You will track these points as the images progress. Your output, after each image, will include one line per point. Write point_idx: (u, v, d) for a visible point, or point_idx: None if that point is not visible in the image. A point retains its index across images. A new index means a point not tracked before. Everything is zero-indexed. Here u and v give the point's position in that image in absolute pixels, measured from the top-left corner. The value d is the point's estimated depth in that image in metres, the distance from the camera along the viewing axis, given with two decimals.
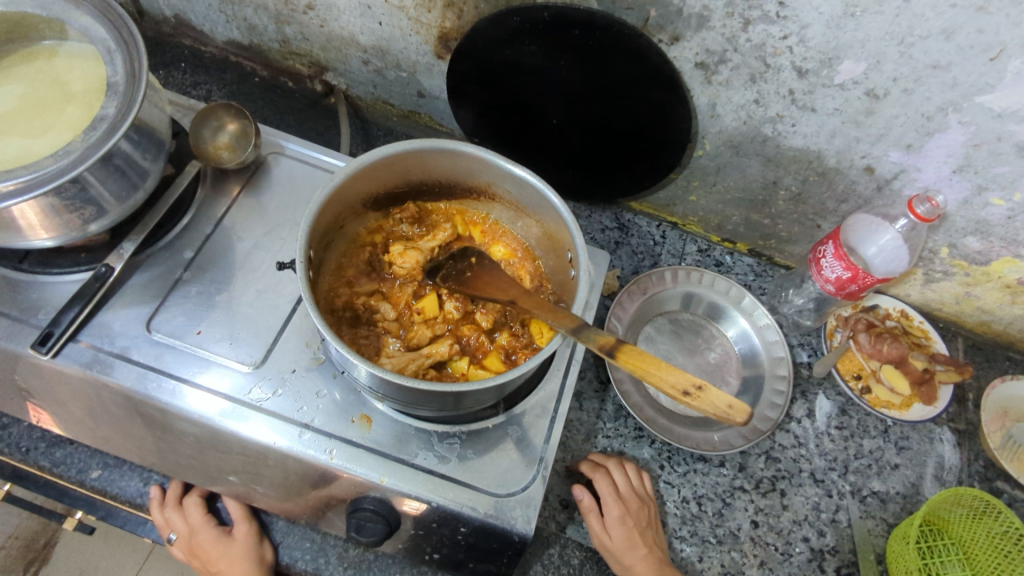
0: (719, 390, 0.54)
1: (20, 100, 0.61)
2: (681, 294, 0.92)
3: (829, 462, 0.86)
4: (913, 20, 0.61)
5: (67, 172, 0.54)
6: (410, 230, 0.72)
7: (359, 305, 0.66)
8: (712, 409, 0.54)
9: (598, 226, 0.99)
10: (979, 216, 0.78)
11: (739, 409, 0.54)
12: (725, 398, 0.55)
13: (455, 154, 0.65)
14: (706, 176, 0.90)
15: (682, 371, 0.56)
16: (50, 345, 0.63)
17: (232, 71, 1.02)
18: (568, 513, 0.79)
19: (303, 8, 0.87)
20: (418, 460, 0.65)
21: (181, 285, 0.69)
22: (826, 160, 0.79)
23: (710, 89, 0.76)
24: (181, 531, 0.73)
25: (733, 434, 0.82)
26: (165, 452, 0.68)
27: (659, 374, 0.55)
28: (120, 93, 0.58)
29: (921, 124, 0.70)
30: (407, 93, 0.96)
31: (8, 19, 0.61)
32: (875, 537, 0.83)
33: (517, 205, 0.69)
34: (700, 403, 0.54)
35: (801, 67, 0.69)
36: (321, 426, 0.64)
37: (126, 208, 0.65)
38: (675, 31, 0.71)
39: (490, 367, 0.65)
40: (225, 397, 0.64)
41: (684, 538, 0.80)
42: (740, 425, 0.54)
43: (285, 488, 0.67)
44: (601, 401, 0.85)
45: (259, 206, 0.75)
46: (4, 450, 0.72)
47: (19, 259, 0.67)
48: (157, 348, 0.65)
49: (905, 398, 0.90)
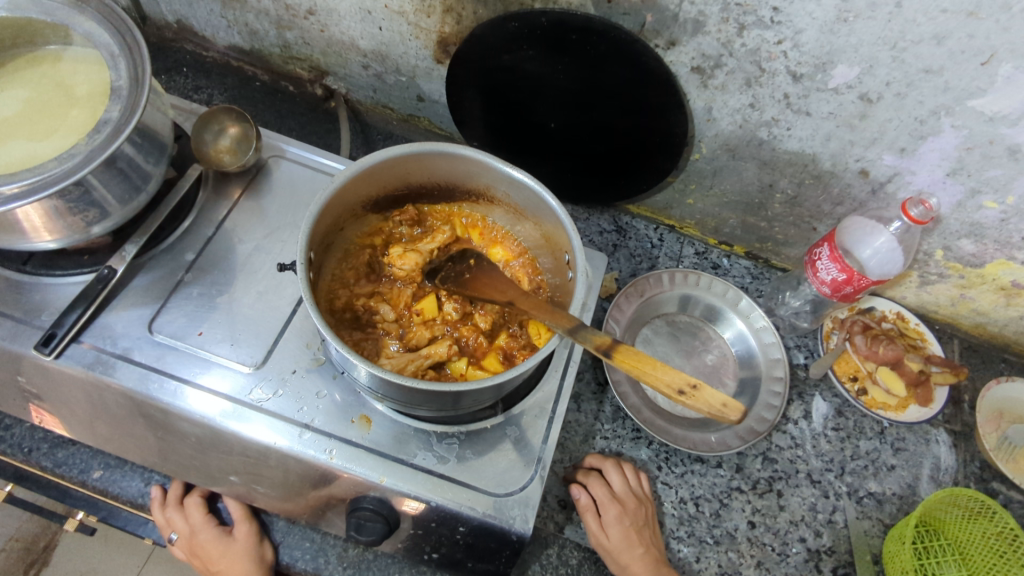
0: (714, 389, 0.55)
1: (25, 104, 0.62)
2: (678, 296, 0.92)
3: (826, 463, 0.87)
4: (905, 25, 0.62)
5: (72, 174, 0.55)
6: (409, 233, 0.73)
7: (359, 306, 0.67)
8: (708, 407, 0.55)
9: (597, 229, 1.00)
10: (973, 219, 0.79)
11: (733, 408, 0.55)
12: (720, 396, 0.56)
13: (454, 157, 0.65)
14: (703, 179, 0.90)
15: (677, 370, 0.56)
16: (53, 346, 0.63)
17: (233, 75, 1.03)
18: (566, 513, 0.79)
19: (304, 14, 0.88)
20: (418, 460, 0.65)
21: (183, 287, 0.70)
22: (821, 163, 0.80)
23: (706, 93, 0.77)
24: (182, 531, 0.74)
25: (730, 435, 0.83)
26: (167, 452, 0.68)
27: (655, 373, 0.56)
28: (124, 97, 0.59)
29: (915, 127, 0.71)
30: (407, 97, 0.97)
31: (14, 24, 0.62)
32: (872, 537, 0.83)
33: (516, 207, 0.70)
34: (695, 402, 0.55)
35: (795, 72, 0.70)
36: (321, 426, 0.65)
37: (129, 210, 0.66)
38: (672, 35, 0.72)
39: (489, 368, 0.65)
40: (227, 397, 0.64)
41: (682, 538, 0.81)
42: (734, 422, 0.55)
43: (287, 488, 0.67)
44: (598, 402, 0.85)
45: (259, 209, 0.76)
46: (6, 451, 0.72)
47: (23, 261, 0.68)
48: (159, 349, 0.66)
49: (901, 399, 0.90)
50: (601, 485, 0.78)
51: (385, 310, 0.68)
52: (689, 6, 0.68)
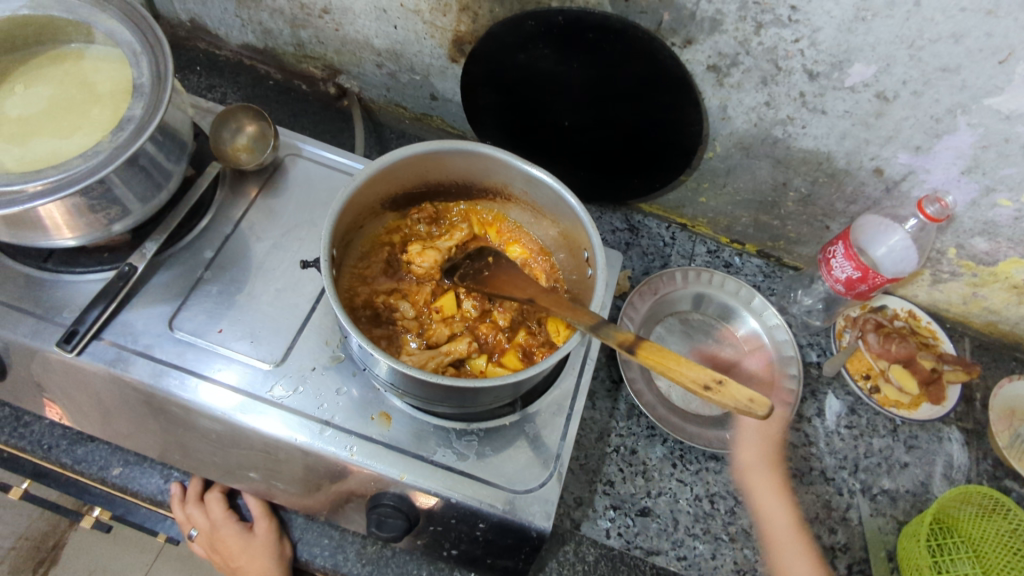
0: (740, 384, 0.56)
1: (49, 102, 0.62)
2: (692, 294, 0.93)
3: (840, 460, 0.87)
4: (923, 23, 0.62)
5: (97, 171, 0.55)
6: (427, 230, 0.73)
7: (378, 303, 0.67)
8: (734, 403, 0.55)
9: (609, 227, 1.00)
10: (987, 217, 0.79)
11: (760, 403, 0.55)
12: (746, 392, 0.56)
13: (473, 155, 0.66)
14: (716, 177, 0.91)
15: (701, 366, 0.57)
16: (75, 343, 0.63)
17: (246, 74, 1.03)
18: (582, 510, 0.79)
19: (319, 13, 0.88)
20: (437, 456, 0.65)
21: (202, 284, 0.70)
22: (836, 162, 0.80)
23: (721, 92, 0.78)
24: (202, 527, 0.73)
25: (750, 433, 0.81)
26: (187, 449, 0.68)
27: (679, 369, 0.56)
28: (146, 95, 0.59)
29: (931, 126, 0.71)
30: (420, 96, 0.97)
31: (36, 22, 0.62)
32: (886, 534, 0.83)
33: (534, 205, 0.70)
34: (721, 397, 0.56)
35: (811, 70, 0.70)
36: (341, 423, 0.65)
37: (150, 208, 0.66)
38: (688, 34, 0.72)
39: (508, 365, 0.65)
40: (248, 394, 0.65)
41: (697, 535, 0.80)
42: (761, 418, 0.55)
43: (306, 484, 0.68)
44: (613, 400, 0.86)
45: (277, 206, 0.76)
46: (26, 447, 0.72)
47: (43, 258, 0.68)
48: (179, 346, 0.66)
49: (914, 397, 0.90)
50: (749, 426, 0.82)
51: (404, 308, 0.68)
52: (706, 5, 0.68)
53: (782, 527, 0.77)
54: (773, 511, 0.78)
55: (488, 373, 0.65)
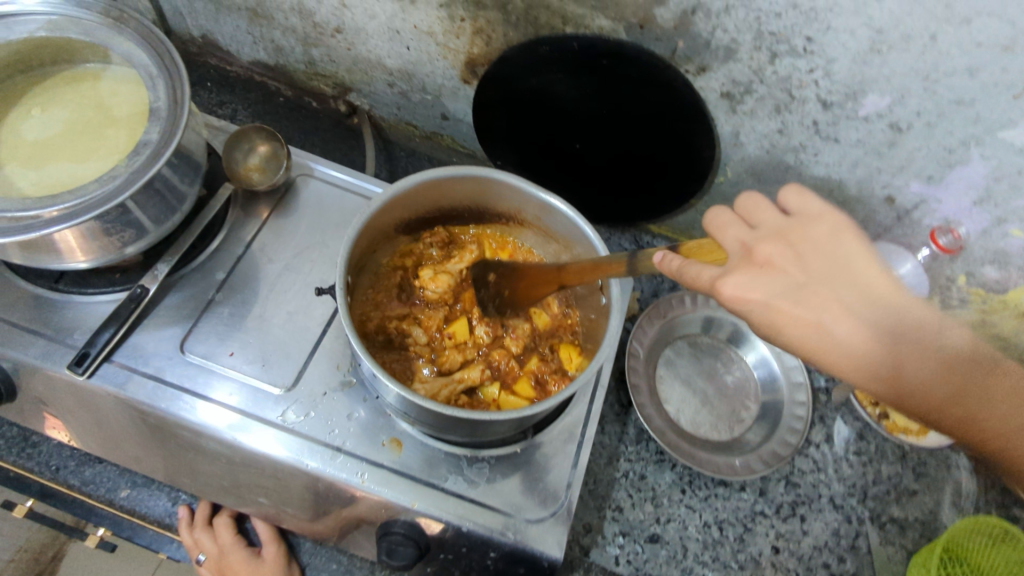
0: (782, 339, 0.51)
1: (65, 125, 0.62)
2: (702, 318, 0.92)
3: (849, 487, 0.87)
4: (938, 57, 0.62)
5: (113, 197, 0.55)
6: (440, 255, 0.73)
7: (391, 329, 0.67)
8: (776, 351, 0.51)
9: (618, 248, 1.00)
10: (998, 246, 0.79)
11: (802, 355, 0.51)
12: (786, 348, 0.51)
13: (488, 181, 0.66)
14: (726, 201, 0.91)
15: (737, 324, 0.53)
16: (86, 366, 0.63)
17: (257, 90, 1.03)
18: (591, 536, 0.79)
19: (332, 32, 0.89)
20: (448, 483, 0.65)
21: (214, 306, 0.70)
22: (847, 189, 0.80)
23: (734, 118, 0.78)
24: (210, 552, 0.72)
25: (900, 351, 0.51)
26: (197, 473, 0.68)
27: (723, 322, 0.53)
28: (163, 119, 0.59)
29: (943, 157, 0.71)
30: (431, 115, 0.97)
31: (53, 44, 0.62)
32: (895, 563, 0.83)
33: (547, 231, 0.70)
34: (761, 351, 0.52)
35: (825, 99, 0.71)
36: (352, 449, 0.65)
37: (163, 230, 0.66)
38: (702, 62, 0.72)
39: (521, 394, 0.65)
40: (258, 419, 0.64)
41: (706, 563, 0.79)
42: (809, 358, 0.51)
43: (314, 509, 0.67)
44: (622, 424, 0.85)
45: (289, 228, 0.76)
46: (35, 468, 0.73)
47: (54, 279, 0.68)
48: (190, 369, 0.66)
49: (922, 424, 0.90)
50: (805, 226, 0.53)
51: (417, 333, 0.67)
52: (721, 34, 0.68)
53: (943, 390, 0.55)
54: (844, 266, 0.52)
55: (501, 402, 0.64)
